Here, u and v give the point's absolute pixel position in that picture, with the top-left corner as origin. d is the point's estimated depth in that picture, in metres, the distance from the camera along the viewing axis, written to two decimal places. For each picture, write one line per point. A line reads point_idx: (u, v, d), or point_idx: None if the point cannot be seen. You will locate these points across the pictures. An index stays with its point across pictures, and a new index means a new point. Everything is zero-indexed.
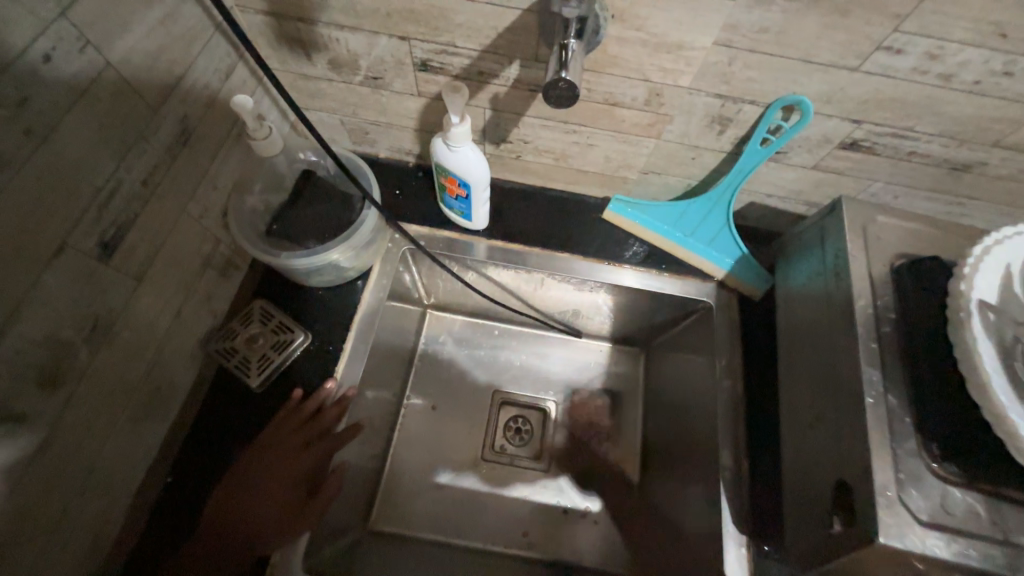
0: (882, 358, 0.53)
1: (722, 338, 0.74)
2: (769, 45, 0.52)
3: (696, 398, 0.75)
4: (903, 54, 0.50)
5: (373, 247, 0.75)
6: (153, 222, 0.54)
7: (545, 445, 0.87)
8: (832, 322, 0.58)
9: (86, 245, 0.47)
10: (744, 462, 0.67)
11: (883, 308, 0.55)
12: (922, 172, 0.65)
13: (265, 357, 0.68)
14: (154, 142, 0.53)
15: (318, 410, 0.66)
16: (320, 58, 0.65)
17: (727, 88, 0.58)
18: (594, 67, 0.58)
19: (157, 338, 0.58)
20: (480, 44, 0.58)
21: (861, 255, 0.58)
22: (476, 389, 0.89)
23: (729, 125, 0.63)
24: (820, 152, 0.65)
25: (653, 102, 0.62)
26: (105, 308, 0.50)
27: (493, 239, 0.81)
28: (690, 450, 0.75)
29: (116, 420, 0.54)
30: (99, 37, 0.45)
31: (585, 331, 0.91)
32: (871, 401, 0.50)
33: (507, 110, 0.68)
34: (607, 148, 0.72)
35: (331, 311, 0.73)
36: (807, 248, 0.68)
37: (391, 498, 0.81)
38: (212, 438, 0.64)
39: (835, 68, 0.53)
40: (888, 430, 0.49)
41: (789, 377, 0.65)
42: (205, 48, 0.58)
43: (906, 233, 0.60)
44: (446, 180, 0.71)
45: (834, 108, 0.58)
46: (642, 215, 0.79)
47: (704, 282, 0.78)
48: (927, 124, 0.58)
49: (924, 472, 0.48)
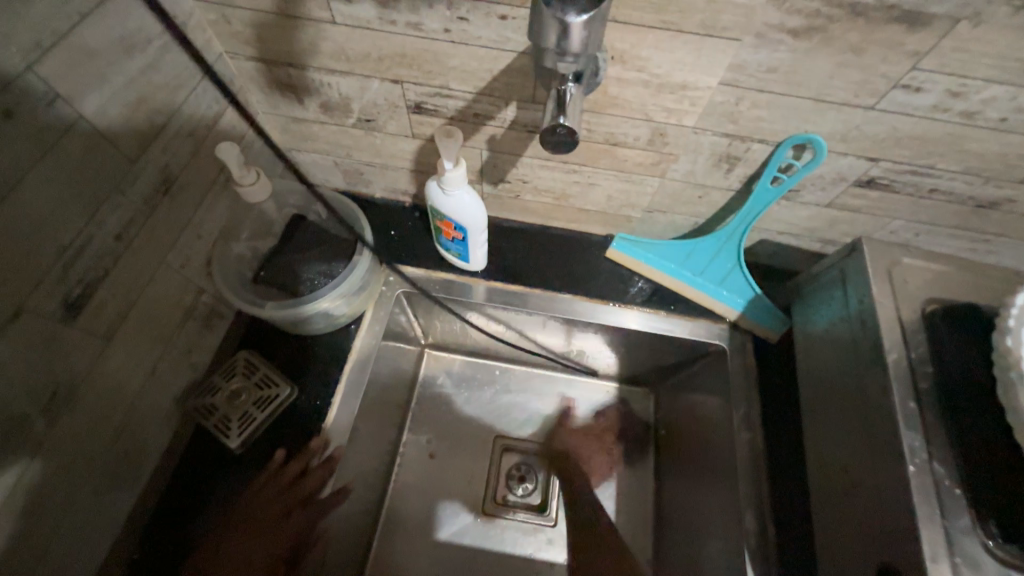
0: (923, 418, 0.47)
1: (738, 384, 0.69)
2: (779, 84, 0.49)
3: (713, 449, 0.69)
4: (923, 91, 0.47)
5: (366, 292, 0.71)
6: (127, 276, 0.52)
7: (549, 496, 0.81)
8: (860, 374, 0.53)
9: (49, 307, 0.44)
10: (769, 525, 0.60)
11: (919, 362, 0.50)
12: (945, 210, 0.61)
13: (247, 414, 0.63)
14: (131, 194, 0.50)
15: (303, 472, 0.61)
16: (311, 102, 0.63)
17: (734, 127, 0.55)
18: (594, 108, 0.56)
19: (128, 399, 0.54)
20: (475, 86, 0.56)
21: (888, 302, 0.54)
22: (476, 436, 0.84)
23: (738, 163, 0.60)
24: (834, 190, 0.61)
25: (657, 142, 0.59)
26: (67, 372, 0.47)
27: (493, 279, 0.77)
28: (708, 509, 0.68)
29: (75, 492, 0.50)
30: (72, 89, 0.43)
31: (590, 371, 0.86)
32: (913, 469, 0.45)
33: (504, 152, 0.65)
34: (609, 188, 0.69)
35: (320, 360, 0.69)
36: (827, 289, 0.63)
37: (384, 561, 0.74)
38: (184, 508, 0.59)
39: (849, 106, 0.50)
40: (936, 506, 0.44)
41: (815, 432, 0.59)
42: (192, 96, 0.57)
43: (934, 276, 0.56)
44: (442, 224, 0.68)
45: (849, 146, 0.55)
46: (648, 254, 0.76)
47: (715, 324, 0.74)
48: (950, 161, 0.54)
49: (982, 556, 0.42)
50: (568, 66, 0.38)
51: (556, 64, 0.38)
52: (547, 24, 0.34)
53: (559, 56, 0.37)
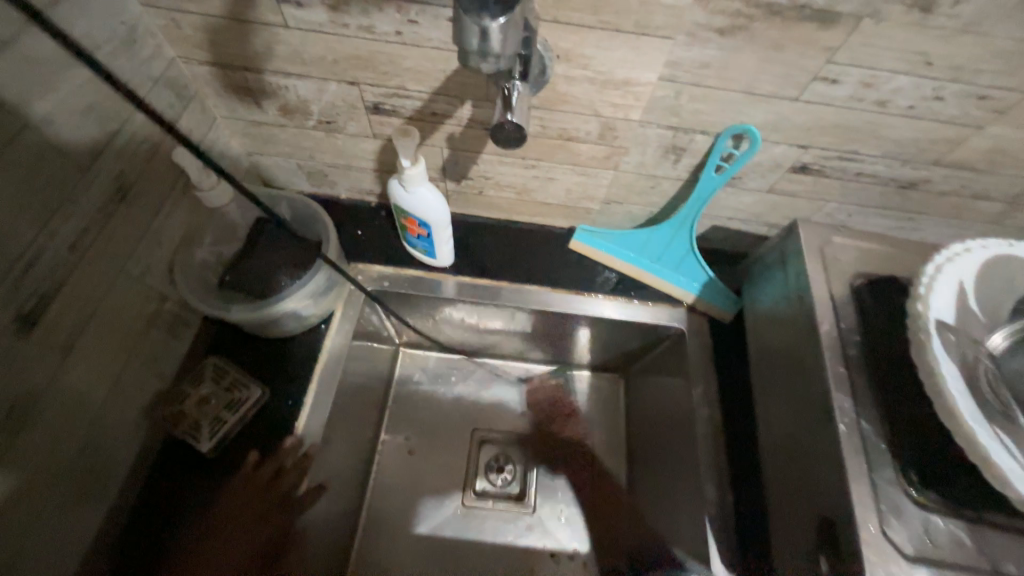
0: (851, 381, 0.52)
1: (696, 364, 0.73)
2: (712, 79, 0.53)
3: (675, 426, 0.74)
4: (839, 83, 0.52)
5: (333, 292, 0.72)
6: (83, 287, 0.51)
7: (528, 484, 0.83)
8: (800, 346, 0.58)
9: (3, 321, 0.44)
10: (728, 493, 0.64)
11: (848, 331, 0.55)
12: (872, 192, 0.67)
13: (218, 419, 0.62)
14: (84, 203, 0.50)
15: (277, 472, 0.63)
16: (270, 105, 0.64)
17: (677, 120, 0.59)
18: (545, 105, 0.59)
19: (91, 412, 0.54)
20: (430, 86, 0.58)
21: (821, 277, 0.58)
22: (453, 430, 0.85)
23: (684, 154, 0.64)
24: (773, 176, 0.66)
25: (607, 135, 0.62)
26: (22, 387, 0.46)
27: (461, 274, 0.79)
28: (672, 483, 0.72)
29: (39, 509, 0.49)
30: (19, 97, 0.43)
31: (562, 361, 0.90)
32: (844, 428, 0.50)
33: (464, 149, 0.67)
34: (567, 181, 0.72)
35: (290, 361, 0.70)
36: (772, 270, 0.68)
37: (368, 555, 0.75)
38: (157, 516, 0.58)
39: (777, 98, 0.55)
40: (864, 460, 0.48)
41: (764, 402, 0.63)
42: (146, 102, 0.57)
43: (862, 252, 0.61)
44: (406, 221, 0.70)
45: (780, 135, 0.59)
46: (609, 244, 0.79)
47: (673, 308, 0.78)
48: (870, 146, 0.59)
49: (905, 502, 0.47)
50: (491, 67, 0.40)
51: (480, 65, 0.40)
52: (468, 28, 0.37)
53: (481, 57, 0.39)
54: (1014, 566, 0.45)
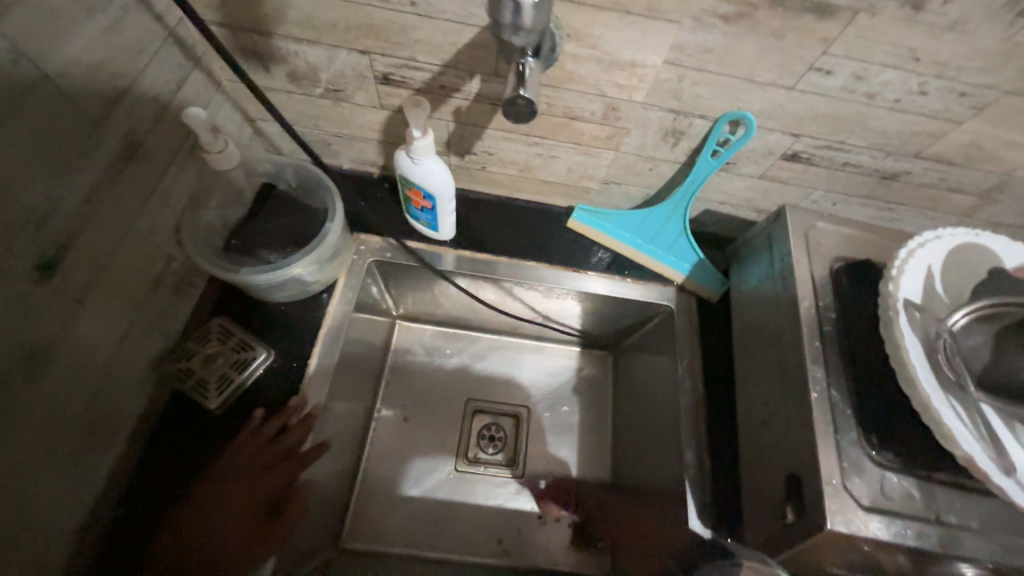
0: (824, 355, 0.56)
1: (683, 340, 0.77)
2: (714, 64, 0.55)
3: (660, 398, 0.78)
4: (832, 74, 0.55)
5: (337, 260, 0.74)
6: (95, 241, 0.52)
7: (517, 451, 0.87)
8: (780, 323, 0.62)
9: (22, 268, 0.45)
10: (706, 458, 0.69)
11: (825, 309, 0.59)
12: (856, 181, 0.71)
13: (225, 376, 0.65)
14: (98, 158, 0.51)
15: (282, 428, 0.65)
16: (278, 71, 0.64)
17: (678, 104, 0.61)
18: (552, 82, 0.60)
19: (102, 363, 0.56)
20: (440, 59, 0.59)
21: (805, 259, 0.62)
22: (447, 400, 0.88)
23: (682, 138, 0.67)
24: (765, 163, 0.69)
25: (610, 116, 0.64)
26: (39, 336, 0.47)
27: (461, 248, 0.81)
28: (654, 451, 0.77)
29: (52, 455, 0.51)
30: (35, 49, 0.43)
31: (554, 336, 0.92)
32: (815, 395, 0.54)
33: (470, 124, 0.69)
34: (569, 160, 0.74)
35: (294, 326, 0.72)
36: (758, 253, 0.72)
37: (364, 512, 0.79)
38: (167, 463, 0.61)
39: (774, 86, 0.57)
40: (831, 423, 0.53)
41: (744, 375, 0.68)
42: (155, 61, 0.57)
43: (843, 238, 0.65)
44: (411, 193, 0.71)
45: (774, 123, 0.62)
46: (605, 224, 0.82)
47: (664, 287, 0.81)
48: (857, 137, 0.63)
49: (864, 460, 0.52)
50: (522, 40, 0.42)
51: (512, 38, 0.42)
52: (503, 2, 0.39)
53: (513, 31, 0.41)
54: (956, 517, 0.50)
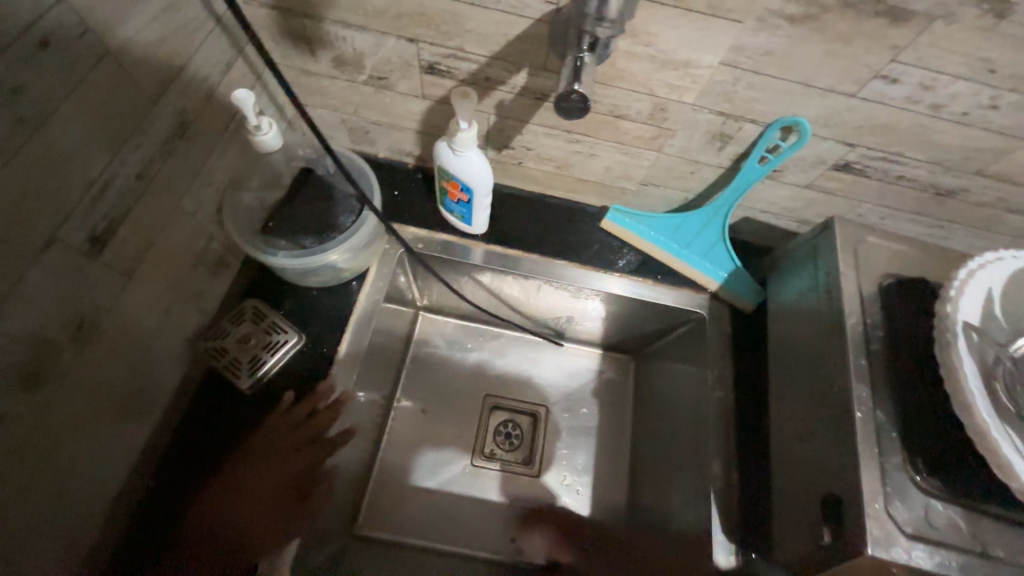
0: (871, 373, 0.55)
1: (714, 349, 0.75)
2: (774, 68, 0.53)
3: (685, 406, 0.76)
4: (898, 83, 0.52)
5: (371, 249, 0.74)
6: (145, 217, 0.53)
7: (534, 450, 0.85)
8: (822, 339, 0.61)
9: (77, 240, 0.45)
10: (733, 472, 0.68)
11: (872, 326, 0.58)
12: (908, 196, 0.68)
13: (258, 358, 0.66)
14: (151, 134, 0.52)
15: (310, 413, 0.65)
16: (324, 55, 0.64)
17: (729, 107, 0.60)
18: (602, 79, 0.59)
19: (145, 337, 0.56)
20: (489, 50, 0.58)
21: (852, 274, 0.61)
22: (466, 395, 0.87)
23: (729, 142, 0.65)
24: (814, 172, 0.67)
25: (657, 116, 0.63)
26: (90, 306, 0.48)
27: (491, 243, 0.80)
28: (677, 460, 0.75)
29: (94, 423, 0.52)
30: (100, 23, 0.44)
31: (574, 337, 0.91)
32: (860, 415, 0.53)
33: (512, 118, 0.68)
34: (608, 159, 0.73)
35: (325, 312, 0.72)
36: (799, 264, 0.70)
37: (377, 500, 0.78)
38: (201, 438, 0.63)
39: (834, 93, 0.55)
40: (876, 446, 0.52)
41: (780, 389, 0.66)
42: (208, 40, 0.57)
43: (893, 254, 0.63)
44: (448, 185, 0.71)
45: (829, 131, 0.60)
46: (640, 226, 0.80)
47: (697, 293, 0.79)
48: (916, 150, 0.60)
49: (908, 485, 0.50)
50: (605, 31, 0.46)
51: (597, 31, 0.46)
52: None
53: (597, 22, 0.45)
54: (1002, 551, 0.49)
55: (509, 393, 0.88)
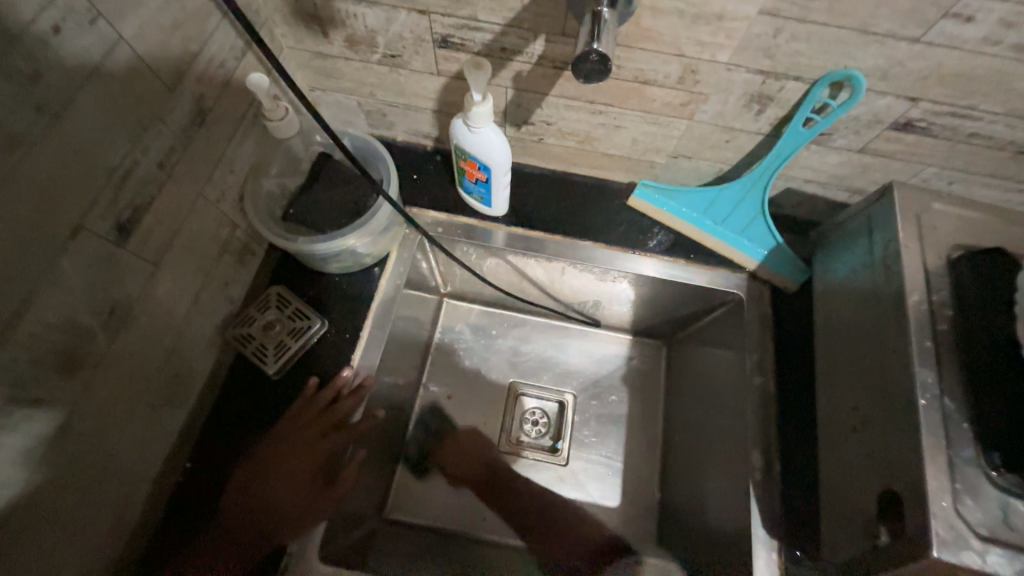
0: (937, 357, 0.49)
1: (754, 332, 0.70)
2: (822, 13, 0.47)
3: (721, 393, 0.72)
4: (973, 21, 0.45)
5: (390, 234, 0.73)
6: (169, 207, 0.54)
7: (562, 437, 0.83)
8: (878, 319, 0.55)
9: (103, 228, 0.46)
10: (775, 462, 0.63)
11: (938, 304, 0.52)
12: (983, 156, 0.60)
13: (282, 344, 0.67)
14: (170, 122, 0.52)
15: (334, 400, 0.66)
16: (336, 35, 0.62)
17: (770, 64, 0.54)
18: (625, 41, 0.55)
19: (176, 324, 0.58)
20: (503, 17, 0.55)
21: (914, 246, 0.54)
22: (491, 381, 0.85)
23: (770, 104, 0.59)
24: (868, 133, 0.60)
25: (688, 80, 0.58)
26: (121, 293, 0.50)
27: (513, 226, 0.78)
28: (712, 447, 0.71)
29: (131, 408, 0.54)
30: (111, 10, 0.44)
31: (603, 321, 0.87)
32: (924, 403, 0.47)
33: (531, 91, 0.64)
34: (636, 130, 0.68)
35: (349, 299, 0.72)
36: (853, 238, 0.64)
37: (407, 485, 0.78)
38: (234, 424, 0.65)
39: (893, 39, 0.49)
40: (943, 436, 0.46)
41: (833, 374, 0.61)
42: (221, 27, 0.56)
43: (963, 222, 0.56)
44: (466, 164, 0.68)
45: (888, 85, 0.53)
46: (671, 202, 0.76)
47: (735, 273, 0.74)
48: (993, 101, 0.52)
49: (981, 482, 0.45)
50: None
51: None
52: None
53: None
54: None
55: (537, 378, 0.86)
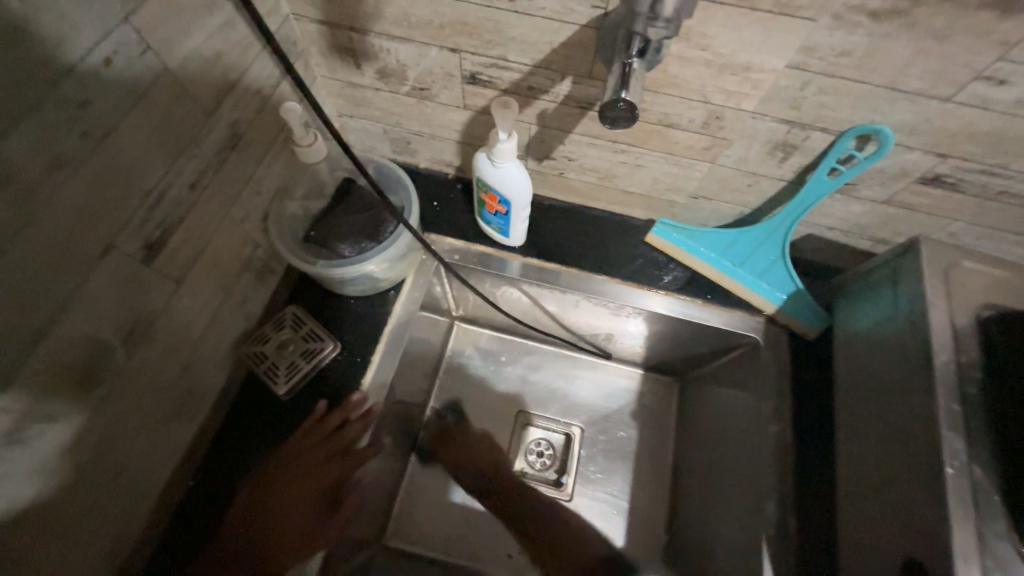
0: (965, 422, 0.48)
1: (770, 377, 0.68)
2: (851, 69, 0.48)
3: (734, 438, 0.70)
4: (1006, 84, 0.45)
5: (407, 260, 0.74)
6: (196, 227, 0.55)
7: (568, 471, 0.81)
8: (903, 377, 0.53)
9: (132, 247, 0.48)
10: (790, 518, 0.61)
11: (967, 366, 0.50)
12: (1012, 215, 0.59)
13: (294, 364, 0.67)
14: (204, 146, 0.54)
15: (343, 423, 0.65)
16: (369, 68, 0.64)
17: (796, 114, 0.54)
18: (651, 86, 0.55)
19: (193, 340, 0.58)
20: (532, 59, 0.56)
21: (942, 304, 0.53)
22: (499, 410, 0.84)
23: (794, 152, 0.59)
24: (894, 186, 0.60)
25: (712, 125, 0.58)
26: (144, 310, 0.50)
27: (528, 256, 0.78)
28: (725, 495, 0.69)
29: (143, 422, 0.54)
30: (160, 42, 0.46)
31: (615, 355, 0.85)
32: (952, 472, 0.46)
33: (554, 127, 0.65)
34: (656, 170, 0.68)
35: (363, 321, 0.72)
36: (875, 289, 0.63)
37: (408, 512, 0.77)
38: (239, 441, 0.64)
39: (923, 98, 0.48)
40: (972, 508, 0.45)
41: (852, 428, 0.59)
42: (260, 56, 0.59)
43: (993, 282, 0.54)
44: (486, 196, 0.69)
45: (916, 140, 0.53)
46: (689, 241, 0.75)
47: (752, 316, 0.73)
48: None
49: (1012, 561, 0.43)
50: (660, 31, 0.41)
51: (648, 30, 0.41)
52: None
53: (650, 21, 0.40)
54: None
55: (545, 409, 0.84)
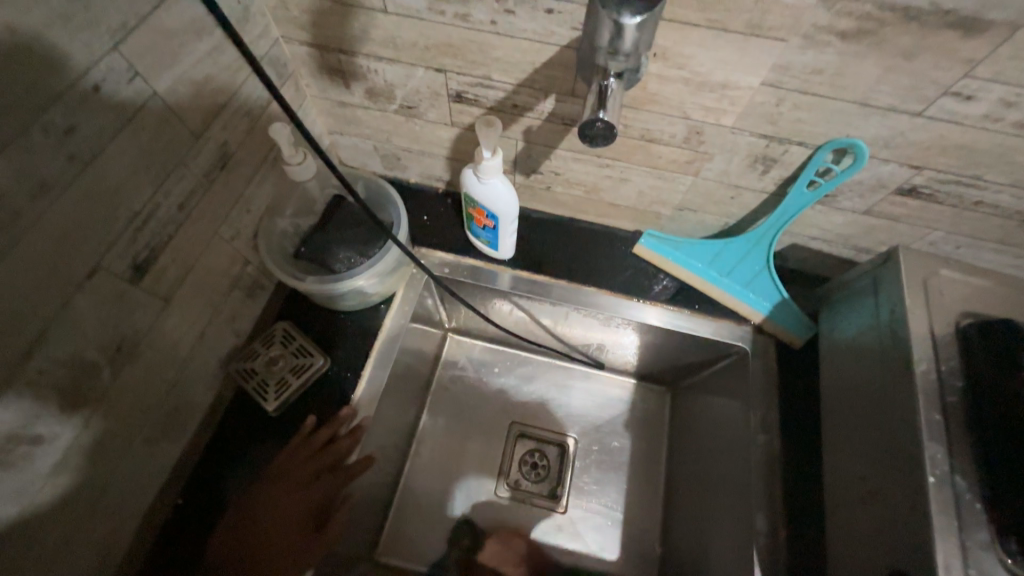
0: (946, 431, 0.48)
1: (758, 386, 0.69)
2: (823, 87, 0.49)
3: (725, 447, 0.70)
4: (973, 100, 0.46)
5: (397, 275, 0.74)
6: (184, 246, 0.56)
7: (562, 482, 0.81)
8: (886, 385, 0.54)
9: (119, 268, 0.48)
10: (779, 527, 0.61)
11: (948, 374, 0.51)
12: (989, 224, 0.60)
13: (284, 380, 0.67)
14: (193, 167, 0.55)
15: (331, 439, 0.65)
16: (357, 88, 0.66)
17: (773, 129, 0.55)
18: (633, 103, 0.57)
19: (181, 358, 0.59)
20: (515, 78, 0.57)
21: (921, 313, 0.54)
22: (492, 422, 0.84)
23: (774, 165, 0.60)
24: (873, 197, 0.61)
25: (693, 140, 0.59)
26: (130, 329, 0.51)
27: (518, 268, 0.79)
28: (716, 506, 0.69)
29: (129, 441, 0.54)
30: (148, 68, 0.47)
31: (608, 365, 0.86)
32: (933, 480, 0.46)
33: (540, 143, 0.67)
34: (641, 183, 0.70)
35: (353, 336, 0.73)
36: (858, 298, 0.64)
37: (400, 527, 0.76)
38: (227, 458, 0.64)
39: (895, 113, 0.50)
40: (954, 518, 0.45)
41: (838, 437, 0.59)
42: (250, 79, 0.60)
43: (972, 290, 0.55)
44: (474, 211, 0.70)
45: (890, 153, 0.54)
46: (676, 252, 0.76)
47: (739, 325, 0.74)
48: (998, 172, 0.53)
49: (996, 572, 0.44)
50: (620, 64, 0.43)
51: (609, 62, 0.43)
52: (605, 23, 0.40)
53: (612, 54, 0.42)
54: None
55: (539, 420, 0.84)
